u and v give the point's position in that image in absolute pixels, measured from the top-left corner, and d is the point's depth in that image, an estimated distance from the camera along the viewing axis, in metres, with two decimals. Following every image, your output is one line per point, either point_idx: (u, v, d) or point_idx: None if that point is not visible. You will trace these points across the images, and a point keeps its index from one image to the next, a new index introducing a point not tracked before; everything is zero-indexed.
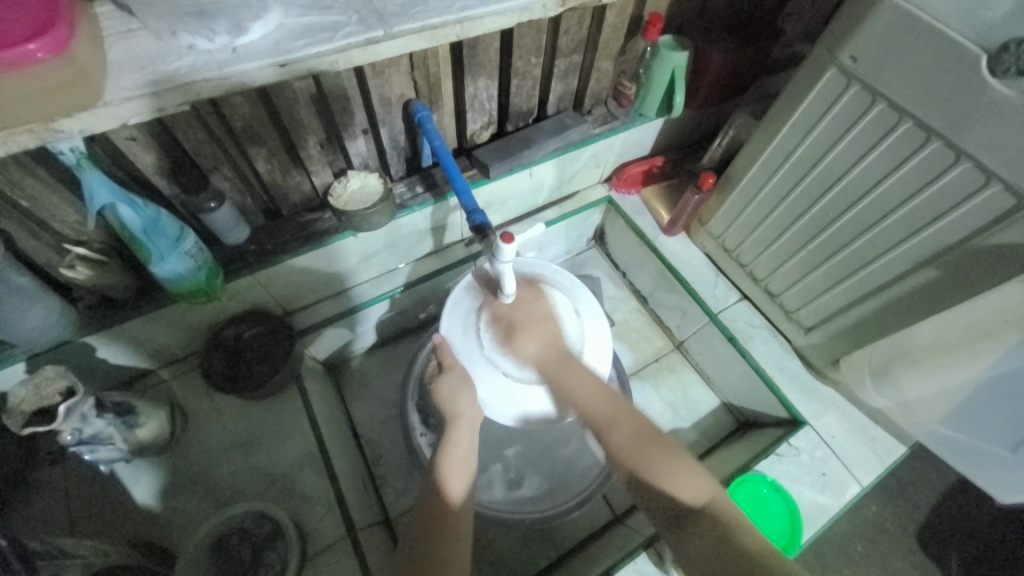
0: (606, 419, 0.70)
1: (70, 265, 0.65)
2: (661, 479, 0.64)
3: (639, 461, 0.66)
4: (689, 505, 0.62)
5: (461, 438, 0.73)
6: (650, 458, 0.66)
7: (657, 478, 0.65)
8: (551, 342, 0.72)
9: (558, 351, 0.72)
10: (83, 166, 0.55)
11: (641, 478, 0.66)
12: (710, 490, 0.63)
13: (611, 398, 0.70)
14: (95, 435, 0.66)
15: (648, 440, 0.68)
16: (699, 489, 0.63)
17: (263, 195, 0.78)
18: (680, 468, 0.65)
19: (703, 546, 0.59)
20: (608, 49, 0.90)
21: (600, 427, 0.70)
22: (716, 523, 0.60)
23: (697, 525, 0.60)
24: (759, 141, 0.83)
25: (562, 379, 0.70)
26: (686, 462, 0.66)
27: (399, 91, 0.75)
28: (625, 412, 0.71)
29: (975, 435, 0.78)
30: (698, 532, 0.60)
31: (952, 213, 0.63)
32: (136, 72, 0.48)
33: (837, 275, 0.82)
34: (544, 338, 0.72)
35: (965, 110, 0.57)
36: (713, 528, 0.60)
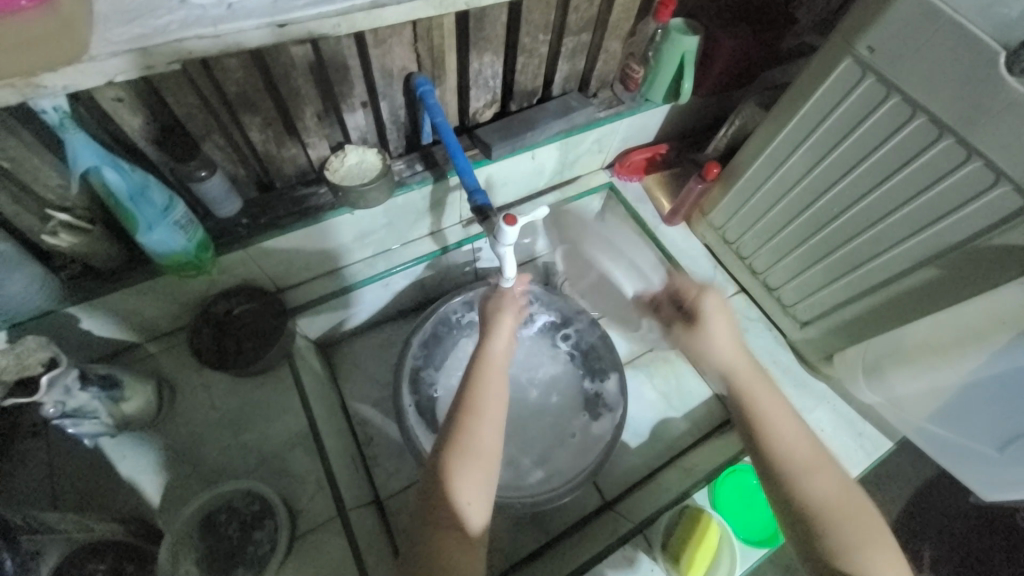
0: (807, 465, 0.58)
1: (52, 231, 0.62)
2: (856, 556, 0.52)
3: (839, 524, 0.54)
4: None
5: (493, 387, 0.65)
6: (846, 527, 0.54)
7: (857, 554, 0.53)
8: (736, 352, 0.68)
9: (747, 368, 0.66)
10: (66, 126, 0.52)
11: (825, 543, 0.54)
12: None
13: (817, 446, 0.60)
14: (79, 409, 0.64)
15: (856, 515, 0.55)
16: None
17: (257, 166, 0.75)
18: (886, 549, 0.54)
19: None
20: (617, 30, 0.88)
21: (800, 471, 0.58)
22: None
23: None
24: (767, 132, 0.81)
25: (761, 397, 0.63)
26: (890, 544, 0.54)
27: (401, 63, 0.72)
28: (830, 467, 0.58)
29: (961, 432, 0.79)
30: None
31: (958, 212, 0.63)
32: (123, 26, 0.45)
33: (837, 270, 0.81)
34: (733, 345, 0.68)
35: (980, 106, 0.56)
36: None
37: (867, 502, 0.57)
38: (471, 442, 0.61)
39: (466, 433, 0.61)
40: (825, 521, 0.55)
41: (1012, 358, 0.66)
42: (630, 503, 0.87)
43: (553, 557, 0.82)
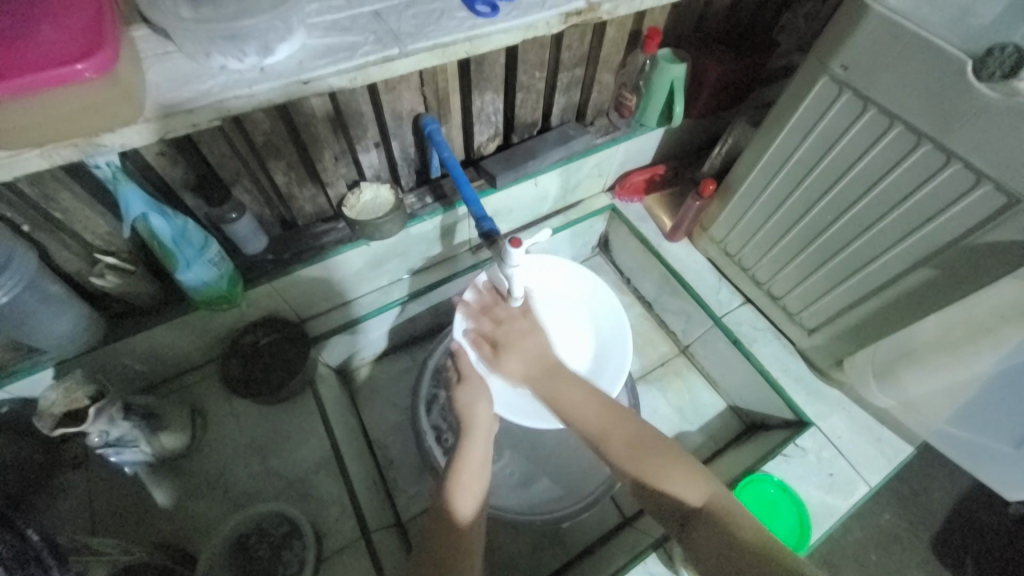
0: (601, 429, 0.68)
1: (99, 274, 0.69)
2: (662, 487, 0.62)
3: (640, 467, 0.64)
4: (694, 505, 0.60)
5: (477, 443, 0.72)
6: (649, 460, 0.64)
7: (659, 481, 0.62)
8: (540, 352, 0.75)
9: (531, 357, 0.74)
10: (118, 179, 0.58)
11: (644, 488, 0.63)
12: (711, 487, 0.61)
13: (603, 406, 0.70)
14: (122, 437, 0.68)
15: (652, 446, 0.66)
16: (698, 488, 0.61)
17: (280, 206, 0.82)
18: (683, 466, 0.63)
19: (709, 539, 0.57)
20: (608, 63, 0.94)
21: (596, 439, 0.67)
22: (721, 517, 0.58)
23: (710, 522, 0.58)
24: (757, 148, 0.86)
25: (558, 386, 0.71)
26: (684, 461, 0.64)
27: (409, 106, 0.79)
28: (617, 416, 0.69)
29: (981, 433, 0.79)
30: (717, 529, 0.57)
31: (945, 213, 0.65)
32: (171, 91, 0.52)
33: (838, 276, 0.83)
34: (527, 356, 0.74)
35: (953, 113, 0.60)
36: (719, 526, 0.57)
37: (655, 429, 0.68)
38: (461, 473, 0.69)
39: (461, 459, 0.70)
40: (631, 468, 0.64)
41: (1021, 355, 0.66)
42: (649, 517, 0.87)
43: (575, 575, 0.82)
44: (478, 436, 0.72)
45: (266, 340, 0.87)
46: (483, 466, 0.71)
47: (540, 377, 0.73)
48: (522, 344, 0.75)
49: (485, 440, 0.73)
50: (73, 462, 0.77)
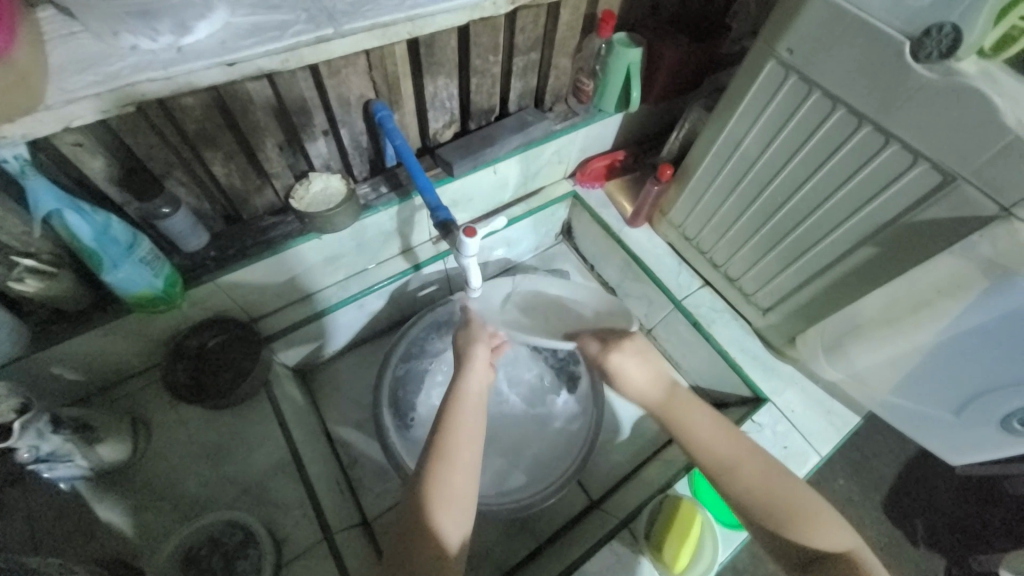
0: (731, 464, 0.64)
1: (18, 278, 0.62)
2: (804, 535, 0.58)
3: (777, 515, 0.60)
4: (832, 553, 0.57)
5: (472, 381, 0.70)
6: (782, 506, 0.61)
7: (792, 528, 0.59)
8: (658, 379, 0.73)
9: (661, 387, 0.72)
10: (28, 173, 0.53)
11: (779, 533, 0.60)
12: (847, 541, 0.59)
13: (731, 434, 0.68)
14: (54, 452, 0.63)
15: (786, 486, 0.62)
16: (837, 540, 0.58)
17: (222, 200, 0.77)
18: (819, 514, 0.60)
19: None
20: (564, 47, 0.93)
21: (726, 472, 0.64)
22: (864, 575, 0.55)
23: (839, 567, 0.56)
24: (710, 132, 0.87)
25: (663, 391, 0.71)
26: (822, 510, 0.61)
27: (357, 91, 0.76)
28: (750, 455, 0.65)
29: (921, 402, 0.84)
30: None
31: (885, 192, 0.67)
32: (78, 74, 0.47)
33: (789, 257, 0.86)
34: (648, 379, 0.72)
35: (890, 95, 0.62)
36: None
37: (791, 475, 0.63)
38: (455, 417, 0.65)
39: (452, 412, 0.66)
40: (764, 508, 0.61)
41: (950, 330, 0.70)
42: (615, 499, 0.89)
43: (542, 560, 0.82)
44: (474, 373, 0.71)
45: (215, 342, 0.83)
46: (478, 405, 0.68)
47: (674, 405, 0.70)
48: (642, 376, 0.73)
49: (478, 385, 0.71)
50: None
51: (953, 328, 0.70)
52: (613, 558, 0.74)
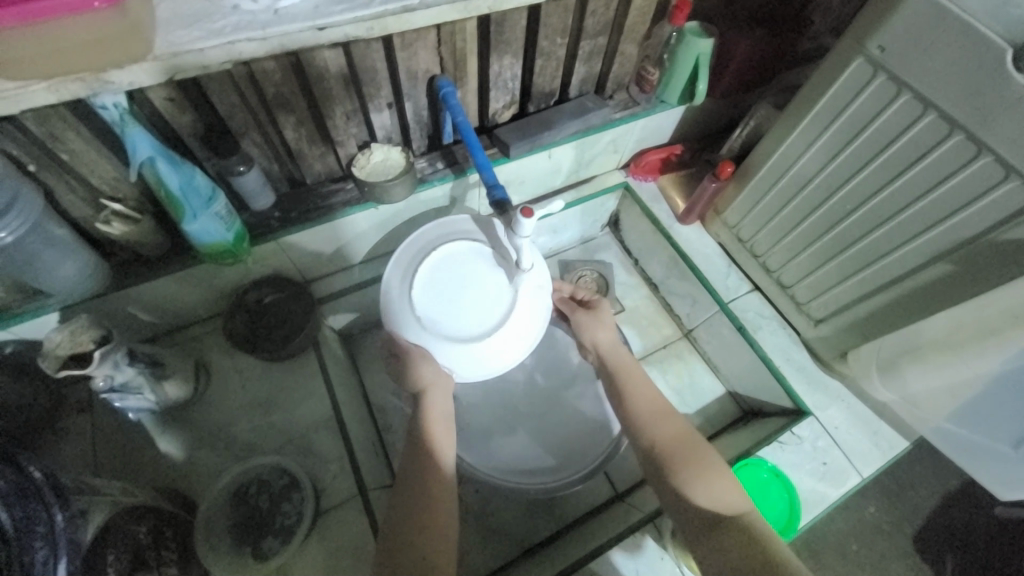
0: (656, 417, 0.71)
1: (105, 220, 0.67)
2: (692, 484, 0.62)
3: (676, 460, 0.65)
4: (723, 513, 0.59)
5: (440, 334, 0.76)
6: (685, 458, 0.65)
7: (691, 483, 0.63)
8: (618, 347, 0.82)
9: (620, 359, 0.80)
10: (125, 122, 0.57)
11: (671, 480, 0.64)
12: (741, 505, 0.60)
13: (660, 402, 0.73)
14: (126, 383, 0.69)
15: (693, 446, 0.67)
16: (730, 501, 0.60)
17: (289, 163, 0.80)
18: (719, 478, 0.63)
19: (731, 543, 0.56)
20: (633, 33, 0.91)
21: (648, 422, 0.70)
22: (747, 532, 0.56)
23: (729, 530, 0.57)
24: (780, 130, 0.83)
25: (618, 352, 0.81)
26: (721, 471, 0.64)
27: (425, 65, 0.77)
28: (676, 419, 0.70)
29: (980, 432, 0.79)
30: (721, 536, 0.57)
31: (968, 208, 0.63)
32: (181, 29, 0.50)
33: (851, 267, 0.82)
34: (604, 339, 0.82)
35: (990, 103, 0.57)
36: (742, 536, 0.56)
37: (704, 441, 0.68)
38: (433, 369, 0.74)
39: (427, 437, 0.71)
40: (666, 454, 0.66)
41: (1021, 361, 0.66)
42: (642, 493, 0.89)
43: (566, 544, 0.84)
44: (437, 392, 0.75)
45: (272, 298, 0.87)
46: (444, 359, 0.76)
47: (623, 367, 0.78)
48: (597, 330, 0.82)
49: (444, 398, 0.75)
50: (78, 405, 0.78)
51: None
52: (637, 549, 0.75)
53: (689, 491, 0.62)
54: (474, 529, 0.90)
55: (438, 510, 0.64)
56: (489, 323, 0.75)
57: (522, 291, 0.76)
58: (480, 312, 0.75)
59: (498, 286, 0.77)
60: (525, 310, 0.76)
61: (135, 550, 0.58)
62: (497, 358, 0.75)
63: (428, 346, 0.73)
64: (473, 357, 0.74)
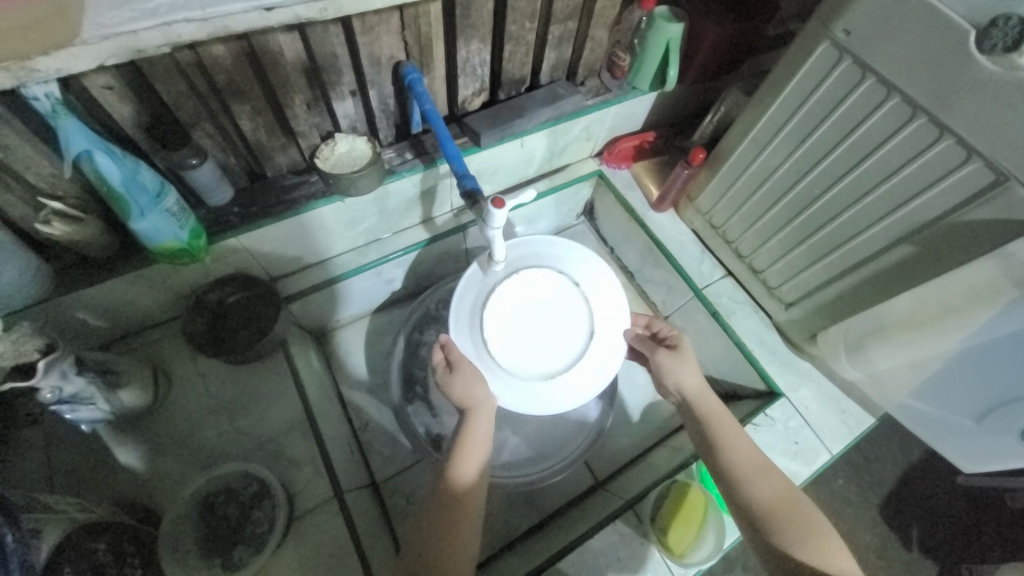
0: (757, 471, 0.67)
1: (44, 220, 0.62)
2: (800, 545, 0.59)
3: (780, 520, 0.62)
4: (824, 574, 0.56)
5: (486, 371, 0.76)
6: (792, 519, 0.62)
7: (790, 540, 0.59)
8: (704, 390, 0.75)
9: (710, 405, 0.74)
10: (58, 113, 0.53)
11: (774, 540, 0.60)
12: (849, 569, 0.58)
13: (759, 456, 0.69)
14: (76, 394, 0.64)
15: (799, 507, 0.63)
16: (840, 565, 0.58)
17: (247, 156, 0.76)
18: (828, 541, 0.60)
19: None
20: (603, 18, 0.89)
21: (749, 476, 0.66)
22: None
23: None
24: (751, 116, 0.83)
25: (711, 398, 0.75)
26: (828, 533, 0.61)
27: (388, 51, 0.73)
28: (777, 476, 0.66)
29: (941, 407, 0.82)
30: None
31: (930, 190, 0.65)
32: (113, 10, 0.46)
33: (820, 250, 0.83)
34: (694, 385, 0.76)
35: (951, 85, 0.58)
36: None
37: (807, 500, 0.65)
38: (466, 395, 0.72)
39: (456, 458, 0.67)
40: (771, 513, 0.63)
41: (980, 336, 0.69)
42: (621, 481, 0.90)
43: (547, 535, 0.83)
44: (482, 416, 0.71)
45: (235, 298, 0.84)
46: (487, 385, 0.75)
47: (716, 414, 0.73)
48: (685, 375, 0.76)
49: (486, 424, 0.71)
50: None
51: (986, 334, 0.68)
52: (617, 536, 0.75)
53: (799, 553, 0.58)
54: None
55: (455, 542, 0.60)
56: (563, 360, 0.80)
57: (596, 330, 0.82)
58: (553, 346, 0.81)
59: (576, 323, 0.83)
60: (598, 348, 0.81)
61: (95, 566, 0.55)
62: (568, 394, 0.79)
63: (496, 374, 0.77)
64: (541, 387, 0.78)
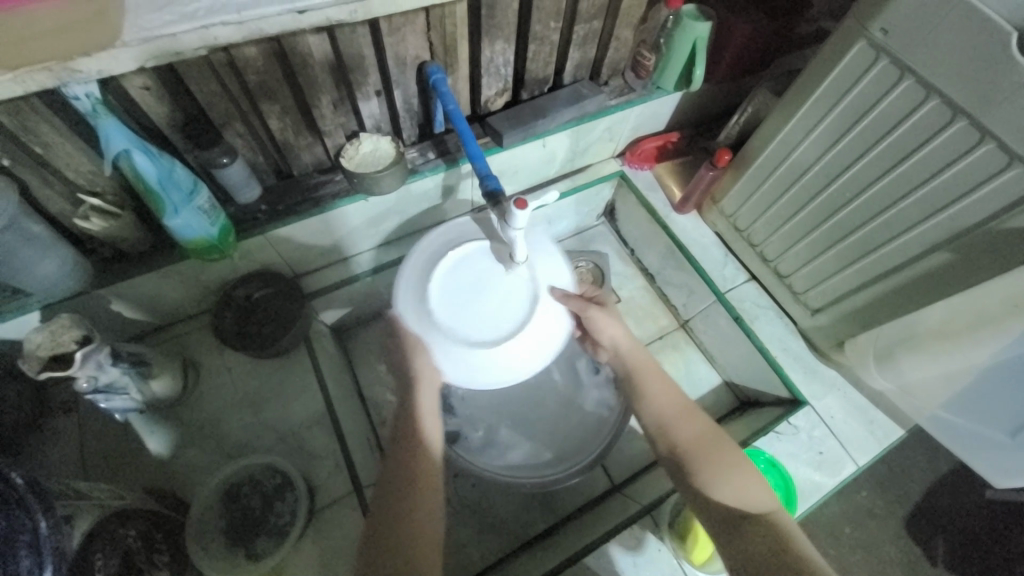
0: (679, 418, 0.70)
1: (84, 216, 0.65)
2: (718, 487, 0.62)
3: (701, 462, 0.64)
4: (748, 513, 0.59)
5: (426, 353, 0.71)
6: (710, 460, 0.64)
7: (715, 487, 0.62)
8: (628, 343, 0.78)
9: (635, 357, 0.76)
10: (98, 112, 0.55)
11: (694, 480, 0.64)
12: (769, 503, 0.61)
13: (682, 403, 0.71)
14: (111, 384, 0.66)
15: (717, 447, 0.66)
16: (759, 500, 0.61)
17: (275, 154, 0.78)
18: (747, 478, 0.63)
19: (758, 539, 0.56)
20: (629, 17, 0.88)
21: (667, 425, 0.69)
22: (774, 530, 0.57)
23: (755, 529, 0.57)
24: (779, 117, 0.81)
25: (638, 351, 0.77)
26: (747, 471, 0.64)
27: (414, 51, 0.74)
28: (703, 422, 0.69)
29: (975, 420, 0.79)
30: (745, 531, 0.57)
31: (971, 195, 0.62)
32: (151, 12, 0.47)
33: (850, 256, 0.81)
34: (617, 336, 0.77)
35: (996, 87, 0.56)
36: (767, 533, 0.56)
37: (728, 440, 0.67)
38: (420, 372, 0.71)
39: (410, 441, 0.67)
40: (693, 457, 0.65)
41: (1016, 347, 0.66)
42: (639, 486, 0.89)
43: (563, 536, 0.83)
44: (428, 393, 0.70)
45: (260, 295, 0.85)
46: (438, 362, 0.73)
47: (637, 364, 0.75)
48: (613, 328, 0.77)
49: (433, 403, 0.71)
50: (64, 406, 0.76)
51: (1023, 345, 0.65)
52: (634, 540, 0.75)
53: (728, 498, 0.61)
54: (472, 522, 0.89)
55: (420, 510, 0.61)
56: (506, 328, 0.71)
57: (541, 295, 0.73)
58: (494, 318, 0.72)
59: (518, 288, 0.73)
60: (546, 315, 0.73)
61: (125, 553, 0.56)
62: (507, 371, 0.71)
63: (433, 343, 0.70)
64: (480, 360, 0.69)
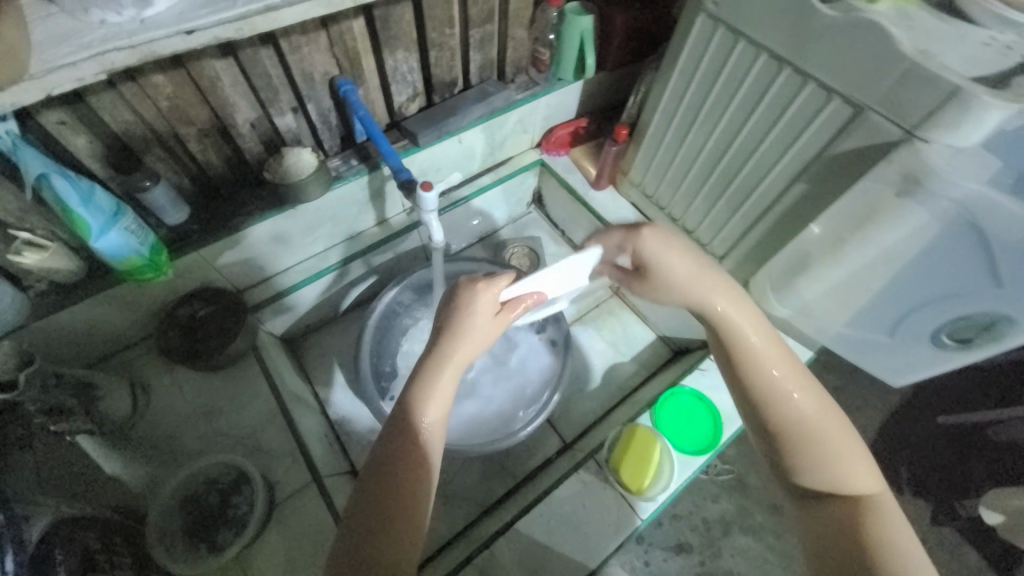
0: (782, 381, 0.63)
1: (16, 251, 0.67)
2: (829, 459, 0.59)
3: (809, 434, 0.60)
4: (844, 487, 0.58)
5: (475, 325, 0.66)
6: (823, 436, 0.60)
7: (822, 460, 0.59)
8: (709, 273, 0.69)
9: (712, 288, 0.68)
10: (19, 146, 0.60)
11: (798, 456, 0.60)
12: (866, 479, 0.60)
13: (788, 360, 0.65)
14: (59, 407, 0.69)
15: (826, 417, 0.62)
16: (857, 473, 0.59)
17: (198, 175, 0.82)
18: (851, 454, 0.60)
19: (840, 521, 0.57)
20: (518, 18, 0.98)
21: (775, 390, 0.62)
22: (871, 506, 0.57)
23: (845, 506, 0.58)
24: (659, 89, 0.92)
25: (710, 297, 0.67)
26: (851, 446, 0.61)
27: (321, 67, 0.81)
28: (808, 387, 0.63)
29: (862, 329, 0.91)
30: (815, 510, 0.59)
31: (807, 130, 0.73)
32: (54, 48, 0.53)
33: (738, 201, 0.90)
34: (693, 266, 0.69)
35: (805, 36, 0.66)
36: (860, 513, 0.57)
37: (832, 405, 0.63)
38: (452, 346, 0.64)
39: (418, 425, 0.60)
40: (804, 429, 0.60)
41: (928, 235, 0.70)
42: (585, 439, 0.96)
43: (520, 493, 0.89)
44: (450, 370, 0.63)
45: (204, 312, 0.89)
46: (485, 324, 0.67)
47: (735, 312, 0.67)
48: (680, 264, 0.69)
49: (454, 375, 0.64)
50: None
51: (916, 233, 0.70)
52: (580, 485, 0.81)
53: (836, 473, 0.59)
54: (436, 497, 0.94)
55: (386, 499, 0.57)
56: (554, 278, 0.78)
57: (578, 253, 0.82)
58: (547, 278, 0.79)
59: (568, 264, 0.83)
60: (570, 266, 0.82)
61: (84, 552, 0.60)
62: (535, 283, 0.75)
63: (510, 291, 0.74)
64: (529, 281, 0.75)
